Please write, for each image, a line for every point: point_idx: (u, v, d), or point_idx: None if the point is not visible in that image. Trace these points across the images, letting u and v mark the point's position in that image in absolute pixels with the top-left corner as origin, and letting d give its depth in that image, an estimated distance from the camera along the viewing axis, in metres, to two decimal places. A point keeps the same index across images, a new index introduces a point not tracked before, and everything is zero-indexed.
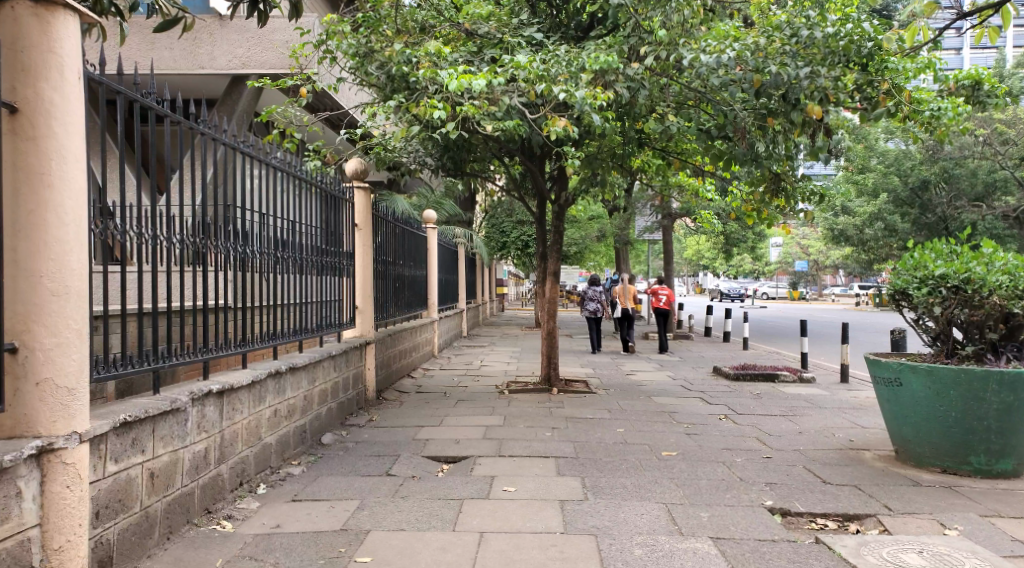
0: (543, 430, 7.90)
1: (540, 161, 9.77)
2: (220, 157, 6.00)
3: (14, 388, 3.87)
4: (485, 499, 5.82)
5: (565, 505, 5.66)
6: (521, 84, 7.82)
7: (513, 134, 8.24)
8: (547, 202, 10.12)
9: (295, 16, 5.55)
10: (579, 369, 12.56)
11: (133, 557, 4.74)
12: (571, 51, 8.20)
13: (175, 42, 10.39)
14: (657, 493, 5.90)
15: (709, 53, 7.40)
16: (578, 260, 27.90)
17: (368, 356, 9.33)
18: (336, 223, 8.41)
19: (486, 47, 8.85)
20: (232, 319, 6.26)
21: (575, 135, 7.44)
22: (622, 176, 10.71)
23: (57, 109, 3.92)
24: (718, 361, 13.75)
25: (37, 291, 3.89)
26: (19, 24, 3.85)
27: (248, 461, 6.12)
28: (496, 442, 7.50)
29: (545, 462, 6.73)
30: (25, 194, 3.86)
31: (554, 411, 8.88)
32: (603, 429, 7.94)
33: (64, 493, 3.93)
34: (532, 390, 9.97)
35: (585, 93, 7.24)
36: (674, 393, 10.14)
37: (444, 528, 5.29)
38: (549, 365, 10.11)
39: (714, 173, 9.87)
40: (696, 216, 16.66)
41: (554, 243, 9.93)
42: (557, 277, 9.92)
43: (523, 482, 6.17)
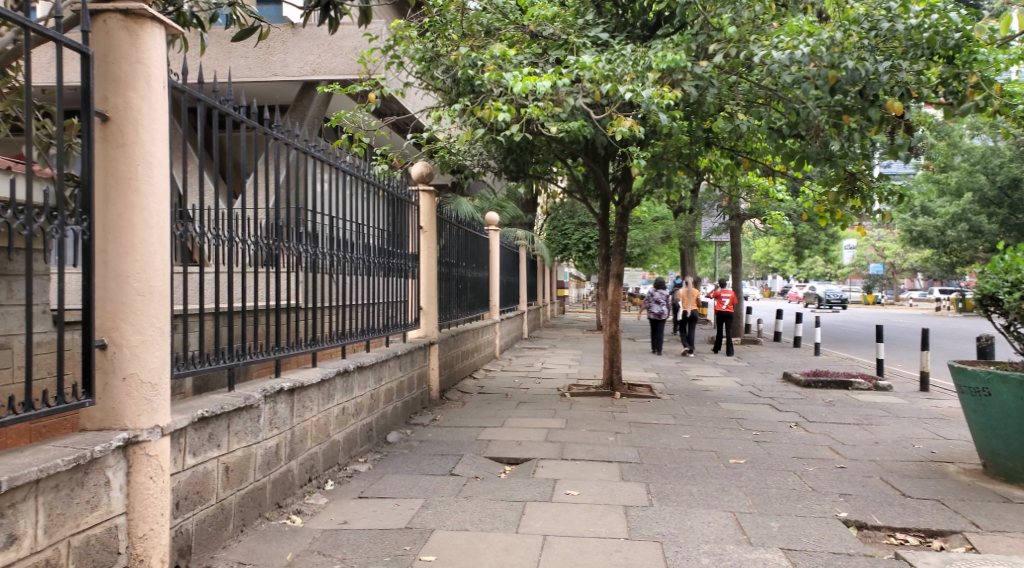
0: (607, 434, 7.93)
1: (604, 162, 9.80)
2: (292, 162, 6.17)
3: (103, 382, 4.06)
4: (548, 502, 5.89)
5: (629, 510, 5.70)
6: (586, 84, 7.85)
7: (577, 134, 8.33)
8: (610, 204, 10.12)
9: (364, 22, 5.67)
10: (643, 374, 12.53)
11: (209, 548, 4.92)
12: (636, 49, 8.21)
13: (250, 51, 10.75)
14: (723, 501, 5.89)
15: (781, 50, 7.31)
16: (642, 263, 27.75)
17: (432, 357, 9.48)
18: (403, 225, 8.57)
19: (552, 49, 8.93)
20: (302, 319, 6.44)
21: (640, 135, 7.46)
22: (689, 177, 10.70)
23: (144, 116, 4.11)
24: (788, 367, 13.56)
25: (124, 290, 4.08)
26: (111, 37, 4.05)
27: (317, 458, 6.30)
28: (559, 444, 7.56)
29: (609, 467, 6.77)
30: (114, 197, 4.06)
31: (617, 415, 8.91)
32: (668, 434, 7.94)
33: (147, 484, 4.10)
34: (595, 394, 10.01)
35: (652, 92, 7.25)
36: (743, 399, 10.05)
37: (507, 530, 5.38)
38: (612, 369, 10.12)
39: (784, 173, 9.79)
40: (767, 218, 16.52)
41: (618, 245, 9.94)
42: (619, 280, 9.92)
43: (586, 486, 6.22)
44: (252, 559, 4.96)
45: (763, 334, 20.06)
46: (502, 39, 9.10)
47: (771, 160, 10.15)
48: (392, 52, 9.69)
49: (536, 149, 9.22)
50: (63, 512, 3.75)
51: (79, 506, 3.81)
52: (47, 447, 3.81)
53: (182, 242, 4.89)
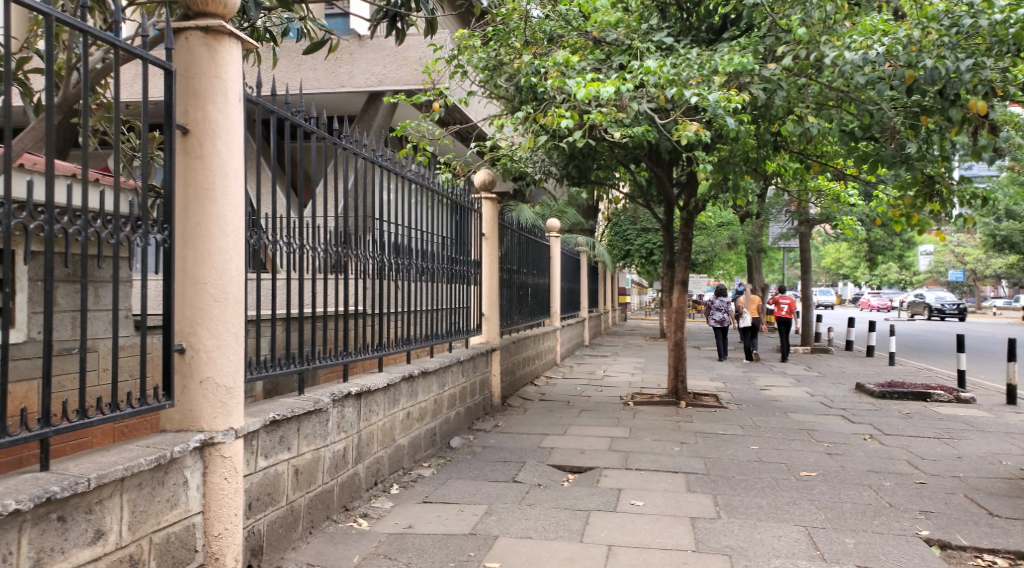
0: (672, 444, 7.90)
1: (668, 166, 9.76)
2: (360, 171, 6.30)
3: (182, 385, 4.22)
4: (612, 512, 5.90)
5: (695, 522, 5.67)
6: (651, 89, 7.87)
7: (641, 139, 8.33)
8: (675, 209, 10.07)
9: (429, 32, 5.78)
10: (709, 383, 12.42)
11: (279, 548, 5.05)
12: (702, 53, 8.21)
13: (318, 63, 11.01)
14: (794, 515, 5.82)
15: (854, 50, 7.19)
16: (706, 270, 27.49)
17: (493, 363, 9.56)
18: (466, 232, 8.67)
19: (615, 54, 8.88)
20: (369, 325, 6.57)
21: (706, 139, 7.40)
22: (757, 182, 10.62)
23: (221, 128, 4.25)
24: (861, 377, 13.30)
25: (201, 296, 4.22)
26: (192, 53, 4.21)
27: (383, 462, 6.42)
28: (623, 454, 7.56)
29: (675, 477, 6.74)
30: (192, 207, 4.21)
31: (683, 424, 8.87)
32: (737, 445, 7.87)
33: (222, 484, 4.24)
34: (659, 403, 9.97)
35: (718, 96, 7.19)
36: (814, 410, 9.90)
37: (572, 539, 5.40)
38: (676, 378, 10.05)
39: (856, 176, 9.63)
40: (838, 222, 16.24)
41: (683, 250, 9.87)
42: (684, 287, 9.87)
43: (651, 497, 6.21)
44: (320, 561, 5.07)
45: (834, 343, 19.66)
46: (565, 45, 9.17)
47: (845, 164, 9.99)
48: (455, 62, 9.82)
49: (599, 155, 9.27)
50: (146, 509, 3.85)
51: (161, 505, 3.93)
52: (132, 448, 3.93)
53: (256, 250, 5.04)
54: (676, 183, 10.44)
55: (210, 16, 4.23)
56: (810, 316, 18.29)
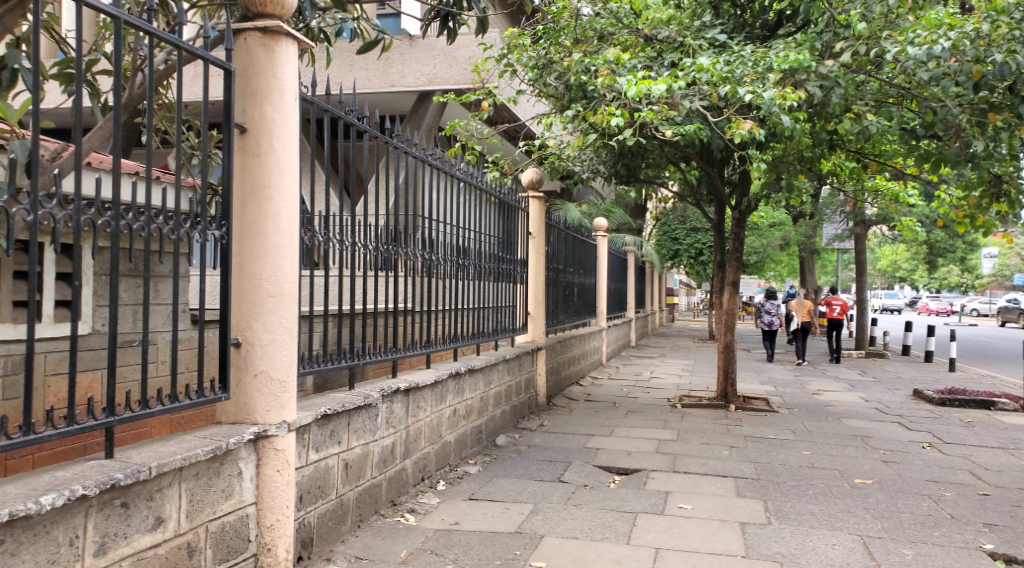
0: (721, 448, 7.87)
1: (720, 165, 9.70)
2: (411, 170, 6.37)
3: (237, 378, 4.32)
4: (659, 515, 5.90)
5: (745, 528, 5.63)
6: (703, 87, 7.84)
7: (693, 137, 8.31)
8: (726, 209, 9.99)
9: (481, 31, 5.79)
10: (759, 386, 12.32)
11: (329, 541, 5.14)
12: (757, 50, 8.17)
13: (369, 64, 11.17)
14: (849, 524, 5.75)
15: (917, 45, 7.07)
16: (757, 271, 27.21)
17: (539, 361, 9.59)
18: (513, 230, 8.71)
19: (666, 51, 8.84)
20: (417, 322, 6.64)
21: (760, 136, 7.33)
22: (812, 181, 10.53)
23: (278, 127, 4.34)
24: (918, 384, 13.08)
25: (257, 292, 4.31)
26: (251, 53, 4.31)
27: (430, 458, 6.50)
28: (671, 456, 7.55)
29: (724, 481, 6.71)
30: (249, 204, 4.30)
31: (732, 428, 8.82)
32: (788, 450, 7.80)
33: (274, 477, 4.32)
34: (708, 406, 9.92)
35: (774, 93, 7.11)
36: (868, 416, 9.77)
37: (619, 541, 5.40)
38: (726, 380, 9.99)
39: (917, 176, 9.46)
40: (897, 224, 15.97)
41: (734, 250, 9.80)
42: (734, 289, 9.79)
43: (700, 501, 6.19)
44: (369, 554, 5.12)
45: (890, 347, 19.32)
46: (615, 43, 9.08)
47: (904, 163, 9.83)
48: (505, 61, 9.86)
49: (648, 154, 9.22)
50: (203, 498, 3.93)
51: (217, 495, 4.01)
52: (189, 439, 4.02)
53: (310, 247, 5.12)
54: (728, 182, 10.36)
55: (268, 17, 4.32)
56: (865, 320, 18.00)
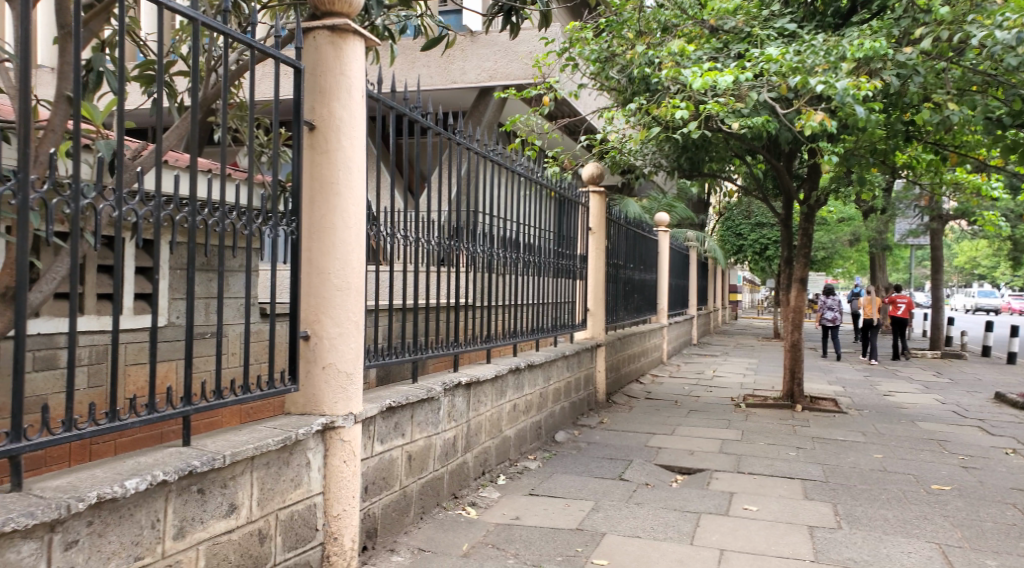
0: (787, 449, 7.78)
1: (789, 159, 9.56)
2: (472, 166, 6.42)
3: (306, 370, 4.41)
4: (724, 516, 5.85)
5: (814, 532, 5.54)
6: (773, 78, 7.70)
7: (761, 130, 8.22)
8: (795, 203, 9.83)
9: (544, 25, 5.79)
10: (827, 386, 12.12)
11: (393, 532, 5.21)
12: (829, 38, 7.93)
13: (431, 60, 11.30)
14: (925, 531, 5.61)
15: (1005, 28, 6.77)
16: (824, 268, 26.77)
17: (598, 358, 9.59)
18: (573, 226, 8.72)
19: (733, 42, 8.83)
20: (478, 317, 6.70)
21: (832, 128, 7.20)
22: (885, 175, 10.32)
23: (346, 125, 4.42)
24: (999, 386, 12.71)
25: (325, 286, 4.39)
26: (319, 51, 4.39)
27: (490, 452, 6.56)
28: (735, 456, 7.48)
29: (790, 483, 6.62)
30: (318, 201, 4.39)
31: (799, 429, 8.70)
32: (859, 453, 7.67)
33: (341, 467, 4.42)
34: (774, 406, 9.79)
35: (847, 83, 6.96)
36: (945, 419, 9.54)
37: (682, 541, 5.37)
38: (792, 380, 9.84)
39: (1000, 168, 9.16)
40: (977, 218, 15.50)
41: (802, 247, 9.64)
42: (802, 285, 9.65)
43: (765, 502, 6.12)
44: (431, 546, 5.18)
45: (966, 347, 18.79)
46: (680, 35, 9.05)
47: (987, 154, 9.53)
48: (565, 55, 9.87)
49: (714, 147, 9.11)
50: (273, 487, 4.03)
51: (286, 484, 4.11)
52: (261, 429, 4.12)
53: (375, 241, 5.20)
54: (795, 176, 10.21)
55: (335, 16, 4.40)
56: (941, 318, 17.55)
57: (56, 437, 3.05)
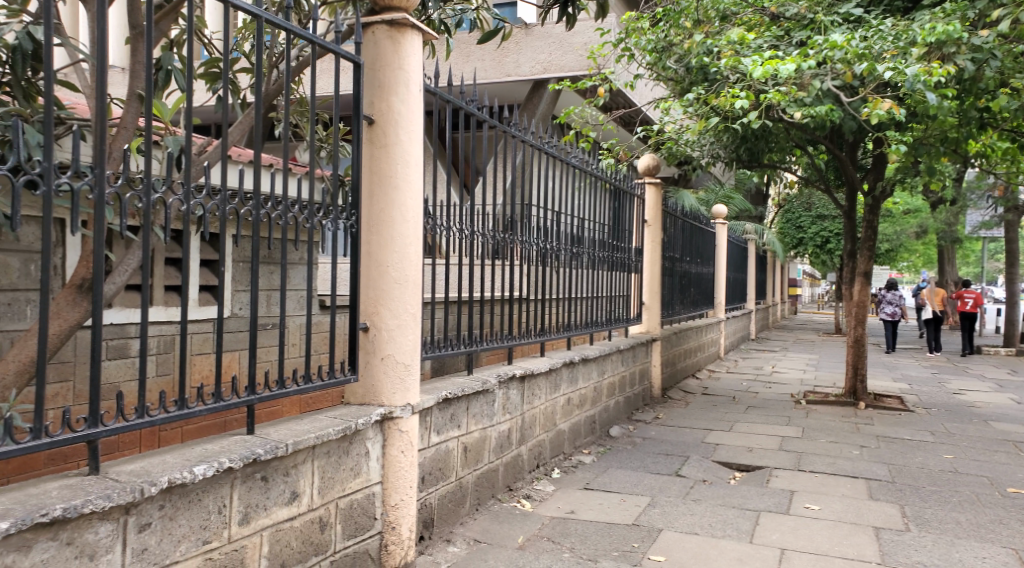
0: (850, 447, 7.64)
1: (852, 149, 9.38)
2: (527, 158, 6.43)
3: (365, 361, 4.47)
4: (785, 514, 5.78)
5: (880, 533, 5.43)
6: (838, 65, 7.54)
7: (824, 120, 8.09)
8: (858, 194, 9.64)
9: (601, 15, 5.75)
10: (892, 384, 11.87)
11: (449, 522, 5.26)
12: (898, 23, 7.77)
13: (486, 54, 11.36)
14: (1000, 536, 5.46)
15: None
16: (889, 261, 26.21)
17: (654, 353, 9.53)
18: (627, 218, 8.68)
19: (795, 29, 8.66)
20: (533, 310, 6.71)
21: (901, 116, 7.05)
22: (955, 165, 10.06)
23: (404, 119, 4.46)
24: None
25: (384, 279, 4.45)
26: (378, 46, 4.44)
27: (545, 445, 6.58)
28: (795, 454, 7.39)
29: (854, 483, 6.52)
30: (377, 194, 4.45)
31: (862, 427, 8.55)
32: (927, 453, 7.50)
33: (399, 457, 4.47)
34: (836, 403, 9.63)
35: (918, 70, 6.82)
36: (1018, 419, 9.28)
37: (741, 539, 5.31)
38: (855, 376, 9.66)
39: None
40: None
41: (866, 240, 9.45)
42: (866, 280, 9.46)
43: (828, 502, 6.03)
44: (486, 538, 5.21)
45: None
46: (739, 23, 8.96)
47: None
48: (623, 45, 9.89)
49: (774, 138, 8.97)
50: (333, 476, 4.10)
51: (346, 473, 4.17)
52: (322, 418, 4.19)
53: (431, 235, 5.24)
54: (859, 166, 10.00)
55: (394, 10, 4.44)
56: (1014, 315, 17.06)
57: (130, 424, 3.14)
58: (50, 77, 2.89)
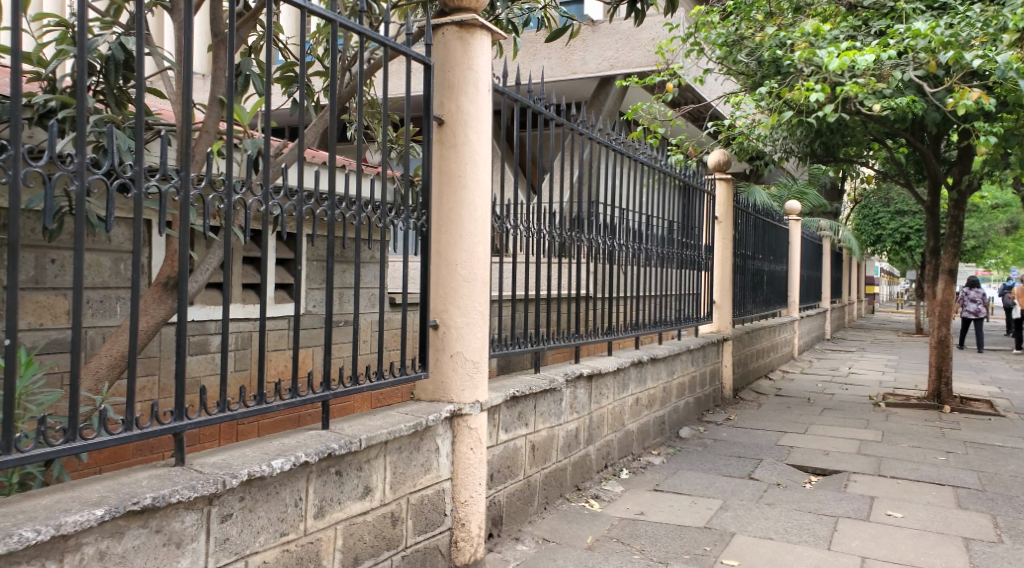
0: (935, 453, 7.44)
1: (935, 141, 9.12)
2: (594, 155, 6.41)
3: (434, 359, 4.52)
4: (865, 521, 5.65)
5: (970, 544, 5.26)
6: (921, 54, 7.36)
7: (905, 112, 7.89)
8: (942, 189, 9.36)
9: (670, 10, 5.68)
10: (979, 387, 11.49)
11: (518, 520, 5.29)
12: (985, 9, 7.51)
13: (552, 52, 11.38)
14: None
15: None
16: (975, 259, 25.36)
17: (726, 353, 9.41)
18: (697, 215, 8.59)
19: (874, 19, 8.45)
20: (600, 308, 6.69)
21: (990, 106, 6.82)
22: None
23: (473, 119, 4.50)
24: None
25: (453, 278, 4.49)
26: (447, 46, 4.49)
27: (613, 445, 6.56)
28: (875, 458, 7.22)
29: (940, 491, 6.34)
30: (446, 194, 4.49)
31: (947, 431, 8.31)
32: (1019, 460, 7.25)
33: (468, 454, 4.51)
34: (919, 406, 9.37)
35: (1009, 57, 6.59)
36: None
37: (818, 545, 5.22)
38: (940, 379, 9.40)
39: None
40: None
41: (951, 235, 9.19)
42: (950, 278, 9.19)
43: (912, 510, 5.88)
44: (555, 537, 5.22)
45: None
46: (814, 14, 8.70)
47: None
48: (692, 40, 9.80)
49: (851, 131, 8.72)
50: (405, 472, 4.15)
51: (416, 469, 4.23)
52: (393, 414, 4.25)
53: (498, 234, 5.25)
54: (942, 159, 9.70)
55: (463, 11, 4.48)
56: None
57: (212, 417, 3.24)
58: (141, 85, 2.99)
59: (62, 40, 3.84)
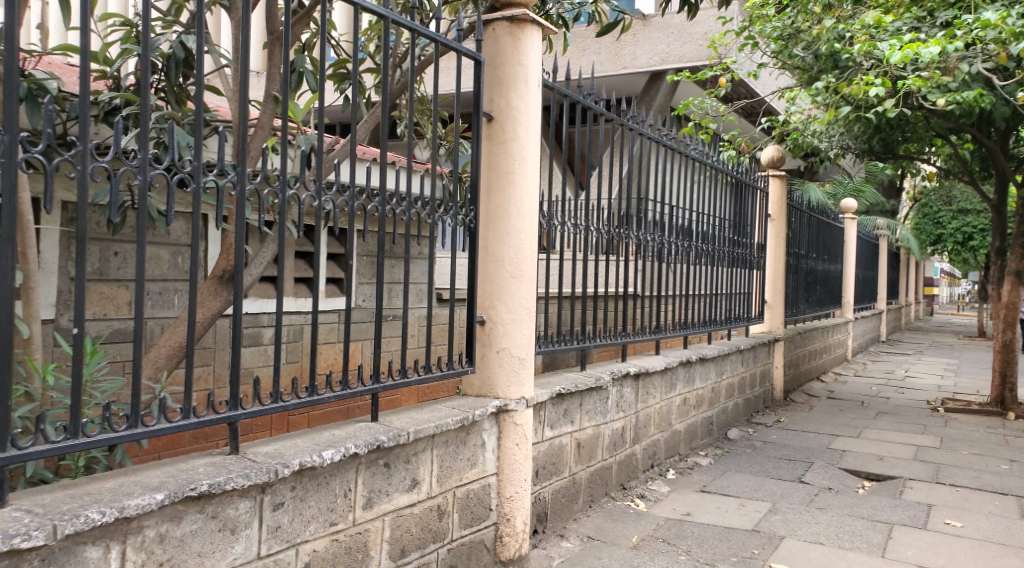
0: (997, 461, 7.26)
1: (1003, 137, 8.90)
2: (644, 150, 6.38)
3: (480, 354, 4.55)
4: (922, 529, 5.56)
5: None
6: (989, 46, 7.17)
7: (971, 106, 7.74)
8: (1010, 185, 9.14)
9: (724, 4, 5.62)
10: None
11: (563, 517, 5.30)
12: None
13: (602, 47, 11.37)
14: None
15: None
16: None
17: (778, 353, 9.29)
18: (749, 213, 8.49)
19: (939, 10, 8.11)
20: (648, 305, 6.65)
21: None
22: None
23: (522, 115, 4.51)
24: None
25: (500, 274, 4.50)
26: (498, 43, 4.51)
27: (659, 445, 6.53)
28: (932, 465, 7.08)
29: (1002, 500, 6.20)
30: (494, 190, 4.51)
31: (1009, 439, 8.11)
32: None
33: (513, 450, 4.53)
34: (980, 412, 9.17)
35: None
36: None
37: (872, 552, 5.15)
38: (1003, 384, 9.17)
39: None
40: None
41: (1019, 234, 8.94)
42: (1016, 279, 8.94)
43: (972, 519, 5.76)
44: (600, 535, 5.23)
45: None
46: (875, 6, 8.33)
47: None
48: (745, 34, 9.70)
49: (911, 126, 8.63)
50: (451, 465, 4.19)
51: (463, 463, 4.26)
52: (440, 408, 4.29)
53: (546, 230, 5.26)
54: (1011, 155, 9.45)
55: (515, 7, 4.49)
56: None
57: (265, 407, 3.31)
58: (200, 81, 3.05)
59: (126, 40, 3.96)
